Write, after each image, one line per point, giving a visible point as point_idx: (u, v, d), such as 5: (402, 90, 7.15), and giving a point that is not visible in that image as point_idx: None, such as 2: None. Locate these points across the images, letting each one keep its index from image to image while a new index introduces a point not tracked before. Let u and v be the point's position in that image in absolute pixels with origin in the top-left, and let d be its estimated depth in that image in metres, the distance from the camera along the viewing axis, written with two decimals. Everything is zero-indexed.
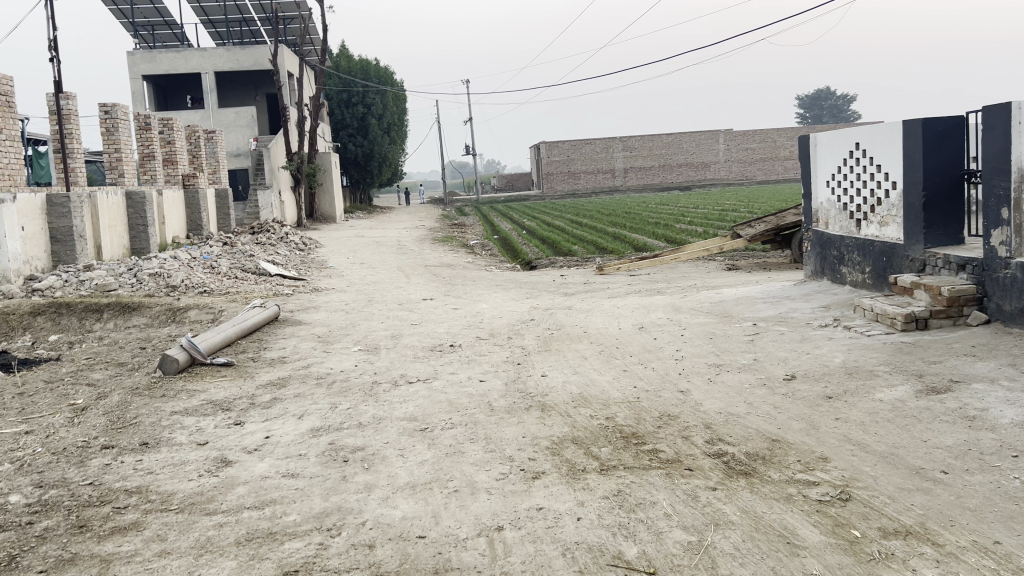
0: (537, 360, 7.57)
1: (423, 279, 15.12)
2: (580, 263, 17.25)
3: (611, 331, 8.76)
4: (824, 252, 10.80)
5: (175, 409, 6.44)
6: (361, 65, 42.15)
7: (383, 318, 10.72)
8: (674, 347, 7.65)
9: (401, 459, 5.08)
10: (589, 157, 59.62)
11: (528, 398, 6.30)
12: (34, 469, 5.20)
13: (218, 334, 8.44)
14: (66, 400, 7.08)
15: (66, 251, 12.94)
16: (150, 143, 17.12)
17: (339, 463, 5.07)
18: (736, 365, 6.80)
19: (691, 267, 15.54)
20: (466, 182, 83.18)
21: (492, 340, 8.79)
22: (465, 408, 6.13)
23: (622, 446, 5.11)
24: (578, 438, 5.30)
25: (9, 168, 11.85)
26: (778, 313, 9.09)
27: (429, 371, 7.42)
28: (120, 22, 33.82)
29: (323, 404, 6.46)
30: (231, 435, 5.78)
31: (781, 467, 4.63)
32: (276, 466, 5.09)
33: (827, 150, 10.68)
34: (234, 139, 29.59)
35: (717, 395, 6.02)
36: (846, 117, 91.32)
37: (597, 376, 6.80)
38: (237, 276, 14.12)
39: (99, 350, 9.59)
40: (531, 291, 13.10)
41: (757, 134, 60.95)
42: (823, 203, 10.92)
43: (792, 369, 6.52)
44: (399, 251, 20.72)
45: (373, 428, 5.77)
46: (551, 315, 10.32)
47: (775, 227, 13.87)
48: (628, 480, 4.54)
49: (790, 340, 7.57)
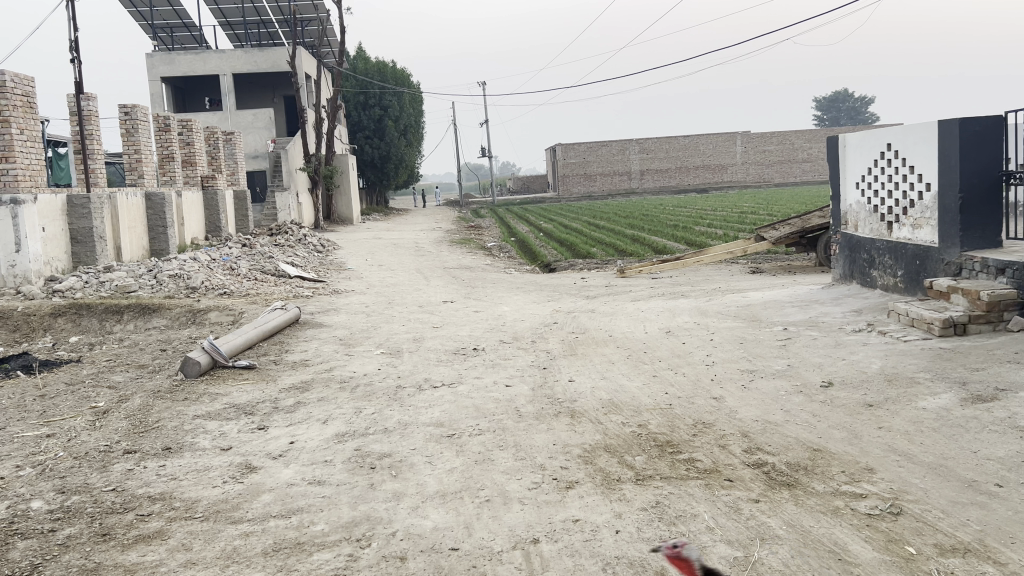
0: (564, 365, 7.42)
1: (442, 281, 15.00)
2: (600, 265, 17.07)
3: (638, 335, 8.59)
4: (854, 255, 10.60)
5: (197, 413, 6.34)
6: (378, 67, 42.14)
7: (404, 320, 10.59)
8: (703, 352, 7.48)
9: (430, 467, 4.95)
10: (606, 159, 59.38)
11: (557, 404, 6.15)
12: (56, 474, 5.10)
13: (239, 336, 8.34)
14: (87, 403, 6.99)
15: (86, 252, 12.91)
16: (170, 144, 17.11)
17: (367, 469, 4.95)
18: (769, 371, 6.62)
19: (714, 270, 15.34)
20: (482, 184, 83.10)
21: (516, 343, 8.64)
22: (493, 414, 5.99)
23: (657, 456, 4.95)
24: (611, 446, 5.15)
25: (31, 168, 11.83)
26: (808, 317, 8.89)
27: (453, 375, 7.29)
28: (139, 24, 33.99)
29: (348, 409, 6.33)
30: (254, 440, 5.67)
31: (825, 478, 4.46)
32: (302, 472, 4.96)
33: (857, 150, 10.48)
34: (253, 140, 29.64)
35: (752, 402, 5.85)
36: (864, 119, 90.64)
37: (626, 381, 6.64)
38: (256, 278, 14.05)
39: (119, 352, 9.52)
40: (552, 294, 12.94)
41: (775, 137, 60.56)
42: (852, 205, 10.73)
43: (828, 376, 6.34)
44: (417, 253, 20.62)
45: (400, 434, 5.64)
46: (574, 319, 10.16)
47: (800, 229, 13.64)
48: (667, 491, 4.39)
49: (824, 345, 7.38)
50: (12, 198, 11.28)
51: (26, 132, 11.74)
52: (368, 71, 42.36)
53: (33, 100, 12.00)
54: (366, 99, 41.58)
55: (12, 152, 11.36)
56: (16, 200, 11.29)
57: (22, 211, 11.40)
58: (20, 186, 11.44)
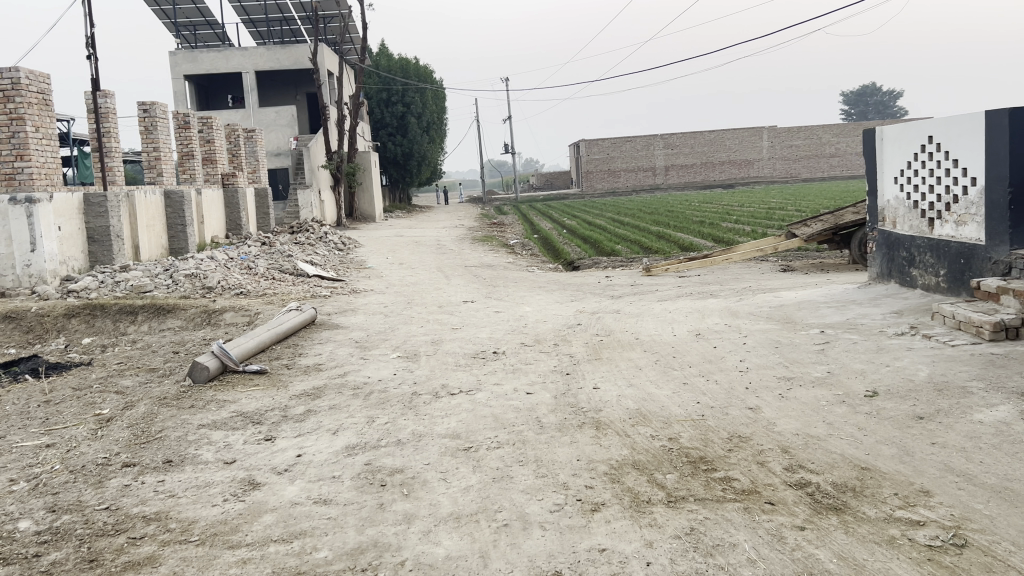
0: (588, 371, 7.04)
1: (463, 280, 14.66)
2: (626, 263, 16.61)
3: (667, 338, 8.19)
4: (892, 254, 10.10)
5: (203, 422, 6.04)
6: (401, 64, 41.72)
7: (422, 321, 10.26)
8: (736, 357, 7.06)
9: (444, 485, 4.60)
10: (630, 155, 58.50)
11: (581, 414, 5.77)
12: (49, 490, 4.81)
13: (252, 340, 8.06)
14: (92, 410, 6.73)
15: (103, 251, 12.70)
16: (189, 141, 16.90)
17: (377, 487, 4.60)
18: (808, 379, 6.19)
19: (743, 268, 14.88)
20: (505, 182, 81.99)
21: (538, 347, 8.27)
22: (512, 425, 5.62)
23: (690, 473, 4.57)
24: (639, 463, 4.76)
25: (47, 166, 11.58)
26: (846, 319, 8.44)
27: (472, 381, 6.92)
28: (162, 23, 33.98)
29: (360, 418, 6.00)
30: (260, 452, 5.35)
31: (877, 501, 4.06)
32: (308, 490, 4.63)
33: (895, 144, 10.01)
34: (275, 138, 29.49)
35: (791, 414, 5.44)
36: (893, 112, 89.14)
37: (655, 390, 6.24)
38: (274, 278, 13.78)
39: (131, 354, 9.27)
40: (576, 294, 12.52)
41: (802, 131, 59.57)
42: (890, 201, 10.23)
43: (873, 384, 5.90)
44: (439, 251, 20.29)
45: (414, 446, 5.29)
46: (599, 320, 9.76)
47: (833, 226, 13.11)
48: (701, 515, 4.00)
49: (865, 350, 6.93)
50: (28, 197, 11.06)
51: (41, 130, 11.47)
52: (391, 67, 41.89)
53: (49, 97, 11.77)
54: (389, 96, 41.20)
55: (27, 151, 11.12)
56: (32, 199, 11.07)
57: (37, 211, 11.18)
58: (36, 185, 11.22)
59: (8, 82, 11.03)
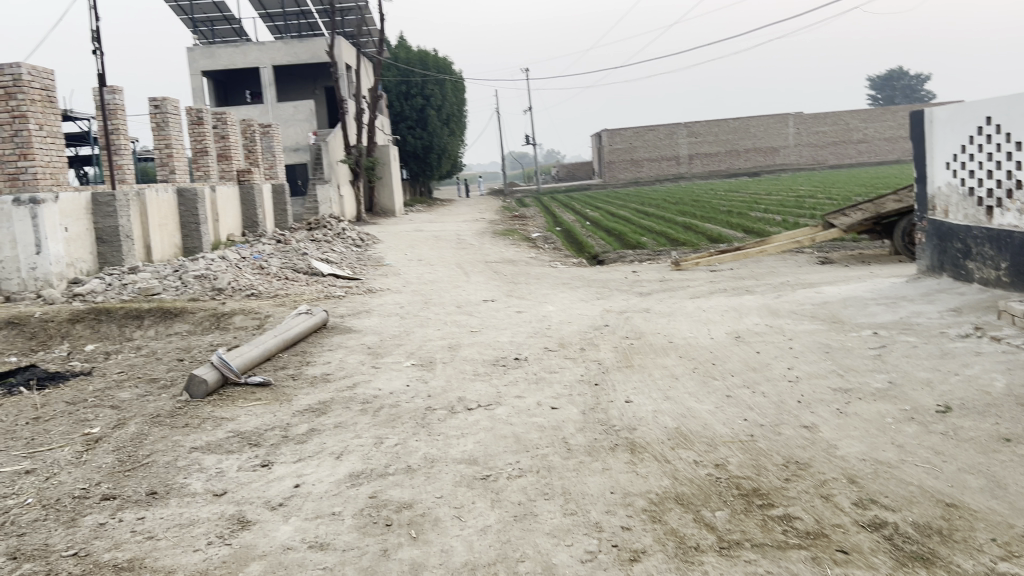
0: (619, 381, 6.40)
1: (483, 277, 14.05)
2: (652, 257, 15.86)
3: (703, 341, 7.54)
4: (944, 245, 9.35)
5: (196, 445, 5.48)
6: (420, 56, 41.20)
7: (440, 323, 9.67)
8: (784, 364, 6.39)
9: (459, 525, 3.99)
10: (653, 144, 57.59)
11: (613, 433, 5.15)
12: (14, 530, 4.25)
13: (257, 348, 7.51)
14: (82, 429, 6.19)
15: (112, 252, 12.20)
16: (203, 137, 16.39)
17: (381, 528, 4.01)
18: (867, 391, 5.52)
19: (778, 260, 14.14)
20: (526, 173, 80.91)
21: (563, 352, 7.63)
22: (536, 448, 5.00)
23: (743, 511, 3.94)
24: (684, 497, 4.13)
25: (52, 166, 11.03)
26: (899, 318, 7.74)
27: (492, 394, 6.31)
28: (180, 19, 33.56)
29: (367, 440, 5.40)
30: (255, 482, 4.77)
31: (972, 550, 3.42)
32: (304, 530, 4.05)
33: (948, 127, 9.25)
34: (293, 133, 28.94)
35: (854, 434, 4.78)
36: (919, 98, 87.20)
37: (695, 404, 5.60)
38: (288, 278, 13.23)
39: (134, 363, 8.74)
40: (603, 291, 11.84)
41: (829, 117, 58.30)
42: (941, 188, 9.47)
43: (944, 398, 5.22)
44: (460, 247, 19.67)
45: (425, 475, 4.69)
46: (628, 321, 9.08)
47: (874, 216, 12.31)
48: (763, 569, 3.39)
49: (928, 356, 6.23)
50: (32, 197, 10.55)
51: (45, 128, 10.89)
52: (409, 59, 41.39)
53: (53, 93, 11.20)
54: (408, 88, 40.64)
55: (31, 150, 10.57)
56: (36, 200, 10.57)
57: (42, 211, 10.67)
58: (41, 185, 10.69)
59: (10, 79, 10.49)
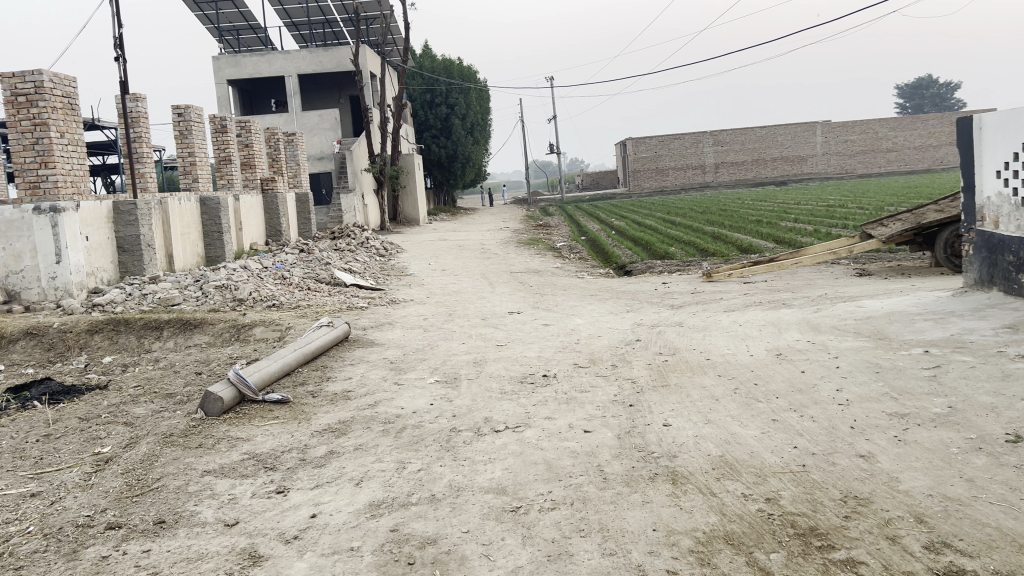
0: (654, 402, 6.03)
1: (509, 287, 13.71)
2: (683, 268, 15.46)
3: (742, 359, 7.14)
4: (994, 258, 8.88)
5: (209, 468, 5.20)
6: (444, 64, 41.02)
7: (464, 337, 9.34)
8: (832, 385, 6.00)
9: (487, 565, 3.66)
10: (678, 152, 57.01)
11: (651, 461, 4.79)
12: (12, 563, 3.98)
13: (275, 363, 7.23)
14: (92, 448, 5.92)
15: (133, 261, 12.00)
16: (227, 145, 16.21)
17: (403, 567, 3.68)
18: (927, 417, 5.11)
19: (813, 272, 13.66)
20: (551, 182, 80.30)
21: (594, 369, 7.28)
22: (570, 477, 4.65)
23: (801, 553, 3.57)
24: (734, 537, 3.76)
25: (73, 174, 10.85)
26: (951, 334, 7.32)
27: (520, 414, 5.96)
28: (207, 28, 33.69)
29: (388, 464, 5.08)
30: (270, 510, 4.47)
31: None
32: (319, 568, 3.74)
33: (999, 135, 8.80)
34: (317, 142, 28.86)
35: (917, 466, 4.38)
36: (949, 106, 85.81)
37: (739, 429, 5.23)
38: (309, 288, 12.98)
39: (151, 375, 8.50)
40: (632, 304, 11.46)
41: (858, 126, 57.37)
42: (991, 198, 9.00)
43: (1013, 426, 4.79)
44: (484, 256, 19.33)
45: (450, 506, 4.36)
46: (661, 336, 8.70)
47: (914, 226, 11.82)
48: None
49: (989, 377, 5.79)
50: (52, 206, 10.34)
51: (66, 135, 10.69)
52: (434, 67, 41.26)
53: (76, 100, 11.02)
54: (433, 97, 40.42)
55: (51, 158, 10.41)
56: (56, 208, 10.35)
57: (62, 220, 10.43)
58: (61, 193, 10.52)
59: (31, 85, 10.31)
